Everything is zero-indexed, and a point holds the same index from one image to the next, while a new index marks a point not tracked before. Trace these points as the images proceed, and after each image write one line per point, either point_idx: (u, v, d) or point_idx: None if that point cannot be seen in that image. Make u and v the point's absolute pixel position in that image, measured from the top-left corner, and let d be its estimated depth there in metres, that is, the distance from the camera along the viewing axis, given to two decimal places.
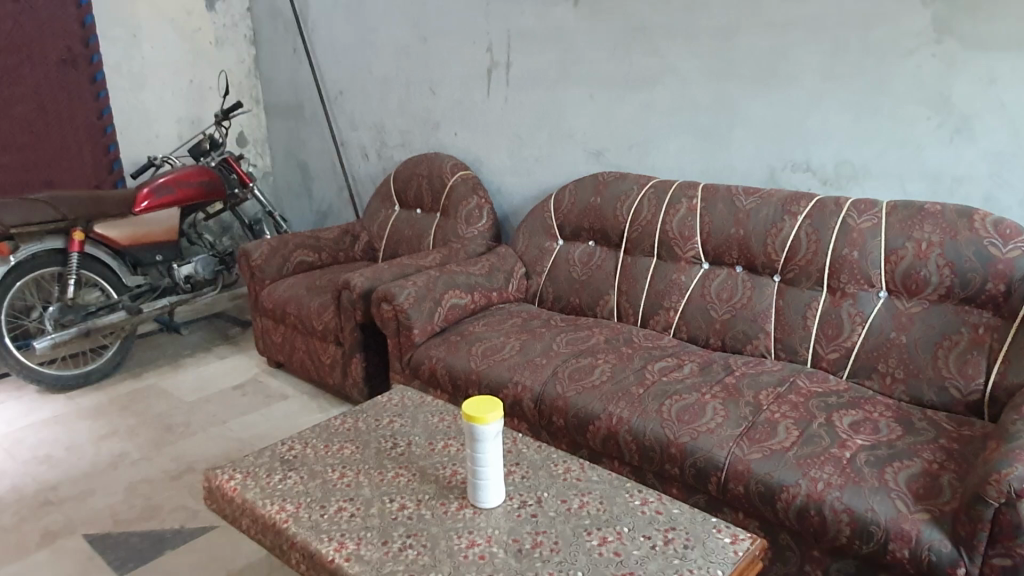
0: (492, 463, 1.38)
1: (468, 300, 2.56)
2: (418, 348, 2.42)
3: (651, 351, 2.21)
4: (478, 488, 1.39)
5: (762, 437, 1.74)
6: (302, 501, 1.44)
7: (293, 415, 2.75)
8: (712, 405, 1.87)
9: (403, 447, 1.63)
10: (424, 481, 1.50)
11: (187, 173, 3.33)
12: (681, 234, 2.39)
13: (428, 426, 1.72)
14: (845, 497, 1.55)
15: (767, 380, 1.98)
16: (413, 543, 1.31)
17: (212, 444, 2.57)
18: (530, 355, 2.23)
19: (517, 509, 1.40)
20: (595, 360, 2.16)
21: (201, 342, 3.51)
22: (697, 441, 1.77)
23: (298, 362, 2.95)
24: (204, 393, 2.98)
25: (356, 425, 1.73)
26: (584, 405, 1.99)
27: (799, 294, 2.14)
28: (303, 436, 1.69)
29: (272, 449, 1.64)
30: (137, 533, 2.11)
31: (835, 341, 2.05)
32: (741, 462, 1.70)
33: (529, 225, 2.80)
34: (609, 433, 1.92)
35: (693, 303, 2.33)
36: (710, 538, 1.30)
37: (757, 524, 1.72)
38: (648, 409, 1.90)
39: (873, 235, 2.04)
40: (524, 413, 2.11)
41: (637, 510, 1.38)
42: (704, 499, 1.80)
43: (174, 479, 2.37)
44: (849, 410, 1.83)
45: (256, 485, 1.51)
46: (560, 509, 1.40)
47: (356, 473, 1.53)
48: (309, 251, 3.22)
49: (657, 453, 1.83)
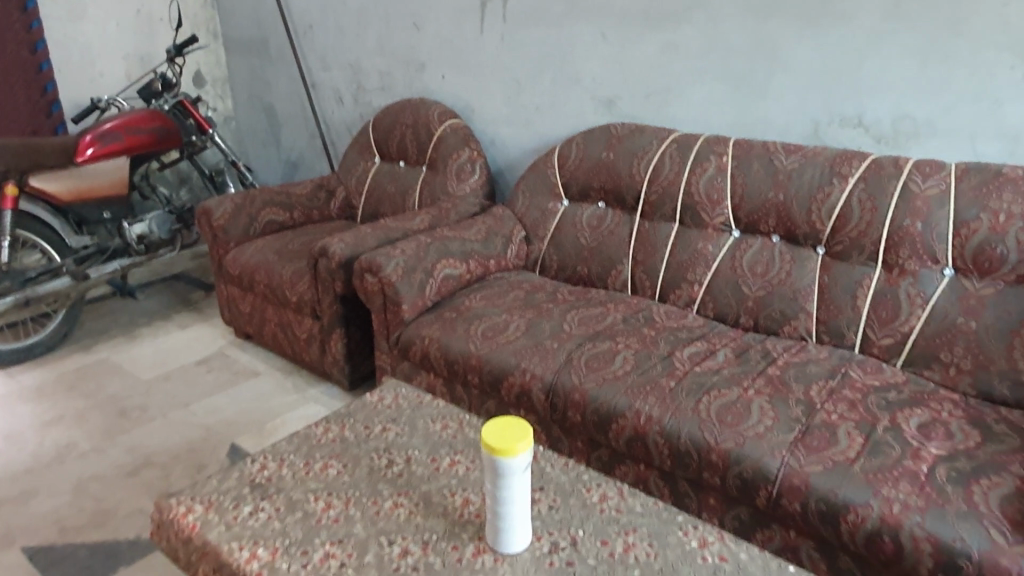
0: (518, 502, 1.10)
1: (462, 270, 2.25)
2: (408, 325, 2.11)
3: (677, 333, 1.94)
4: (500, 530, 1.12)
5: (821, 446, 1.49)
6: (278, 547, 1.16)
7: (266, 396, 2.45)
8: (758, 403, 1.61)
9: (401, 466, 1.34)
10: (429, 515, 1.22)
11: (138, 118, 2.96)
12: (708, 197, 2.10)
13: (429, 435, 1.43)
14: (927, 523, 1.31)
15: (815, 371, 1.72)
16: None
17: (173, 432, 2.26)
18: (539, 337, 1.94)
19: (548, 556, 1.13)
20: (616, 345, 1.88)
21: (158, 308, 3.16)
22: (744, 448, 1.52)
23: (270, 336, 2.64)
24: (162, 369, 2.65)
25: (342, 435, 1.44)
26: (605, 400, 1.71)
27: (848, 271, 1.88)
28: (277, 450, 1.40)
29: (241, 470, 1.35)
30: (85, 545, 1.81)
31: (889, 326, 1.80)
32: (798, 476, 1.45)
33: (529, 183, 2.47)
34: (635, 434, 1.66)
35: (720, 277, 2.06)
36: None
37: (811, 545, 1.48)
38: (682, 408, 1.63)
39: (940, 204, 1.77)
40: (533, 406, 1.84)
41: (696, 557, 1.12)
42: (748, 512, 1.55)
43: (130, 475, 2.07)
44: (914, 410, 1.59)
45: (219, 523, 1.22)
46: (601, 554, 1.13)
47: (345, 504, 1.25)
48: (279, 209, 2.86)
49: (693, 460, 1.58)
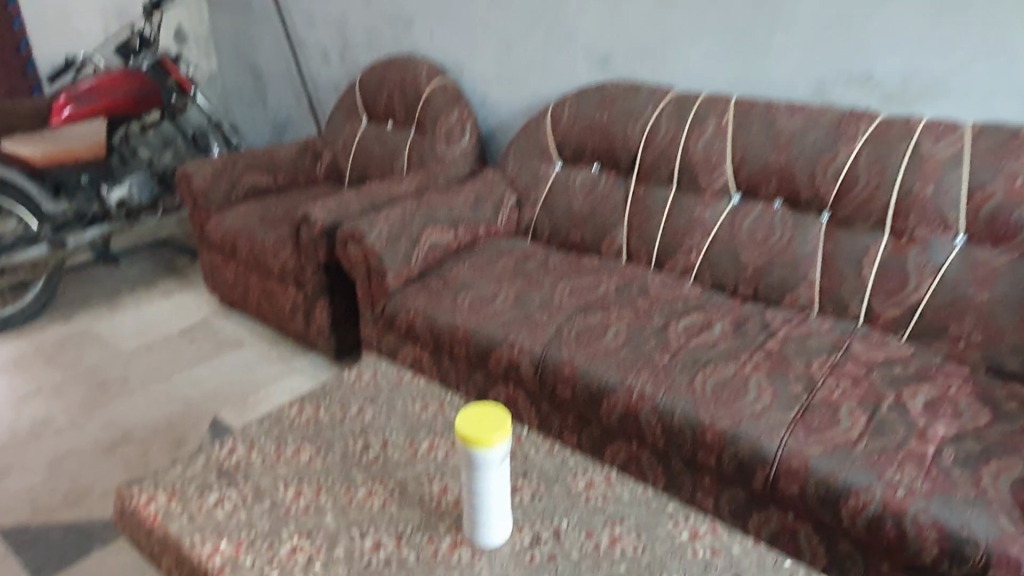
0: (496, 495, 1.03)
1: (450, 237, 2.16)
2: (392, 296, 2.02)
3: (672, 304, 1.85)
4: (478, 524, 1.05)
5: (821, 426, 1.41)
6: (243, 540, 1.09)
7: (251, 367, 2.38)
8: (756, 380, 1.53)
9: (376, 451, 1.27)
10: (404, 504, 1.15)
11: (114, 79, 2.86)
12: (707, 160, 1.99)
13: (408, 416, 1.36)
14: (932, 509, 1.24)
15: (817, 346, 1.64)
16: None
17: (154, 406, 2.20)
18: (528, 309, 1.86)
19: (529, 550, 1.06)
20: (608, 318, 1.79)
21: (142, 276, 3.08)
22: (741, 428, 1.44)
23: (255, 305, 2.56)
24: (145, 339, 2.58)
25: (316, 417, 1.36)
26: (596, 376, 1.64)
27: (854, 238, 1.78)
28: (247, 433, 1.33)
29: (207, 455, 1.27)
30: (60, 526, 1.76)
31: (895, 297, 1.71)
32: (797, 458, 1.38)
33: (520, 145, 2.36)
34: (627, 412, 1.59)
35: (719, 244, 1.96)
36: None
37: (809, 529, 1.41)
38: (676, 384, 1.56)
39: (952, 168, 1.67)
40: (522, 380, 1.76)
41: (686, 552, 1.05)
42: (744, 494, 1.49)
43: (108, 452, 2.01)
44: (919, 386, 1.51)
45: (182, 514, 1.15)
46: (585, 548, 1.06)
47: (316, 492, 1.18)
48: (261, 173, 2.75)
49: (687, 439, 1.50)
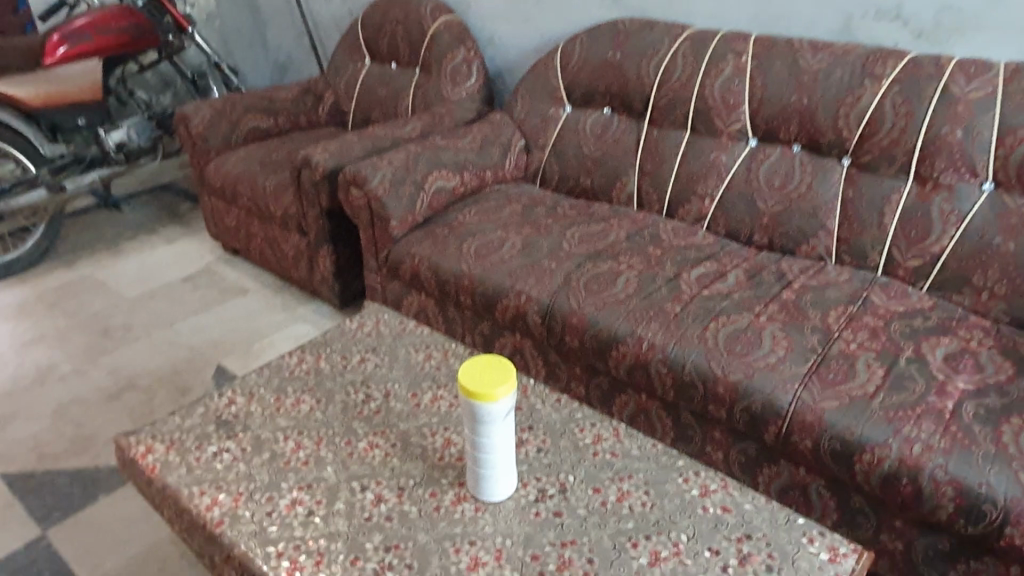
0: (500, 450, 0.99)
1: (456, 183, 2.09)
2: (397, 243, 1.97)
3: (684, 252, 1.80)
4: (481, 478, 1.02)
5: (837, 380, 1.37)
6: (242, 492, 1.07)
7: (255, 315, 2.35)
8: (770, 331, 1.48)
9: (378, 403, 1.24)
10: (406, 457, 1.12)
11: (106, 15, 2.75)
12: (724, 102, 1.91)
13: (411, 366, 1.32)
14: (950, 465, 1.21)
15: (834, 296, 1.58)
16: (394, 563, 0.96)
17: (158, 354, 2.18)
18: (536, 257, 1.80)
19: (534, 505, 1.03)
20: (618, 266, 1.74)
21: (144, 221, 3.03)
22: (754, 381, 1.40)
23: (258, 252, 2.52)
24: (148, 286, 2.55)
25: (317, 367, 1.33)
26: (605, 326, 1.59)
27: (876, 184, 1.71)
28: (246, 383, 1.30)
29: (206, 405, 1.24)
30: (65, 473, 1.75)
31: (918, 246, 1.64)
32: (811, 412, 1.34)
33: (529, 86, 2.27)
34: (637, 363, 1.54)
35: (734, 190, 1.89)
36: (800, 555, 0.95)
37: (822, 483, 1.38)
38: (687, 335, 1.51)
39: (984, 110, 1.59)
40: (529, 330, 1.72)
41: (697, 508, 1.02)
42: (755, 447, 1.46)
43: (112, 399, 2.00)
44: (940, 339, 1.45)
45: (180, 466, 1.12)
46: (593, 503, 1.03)
47: (316, 444, 1.15)
48: (262, 115, 2.68)
49: (698, 391, 1.47)
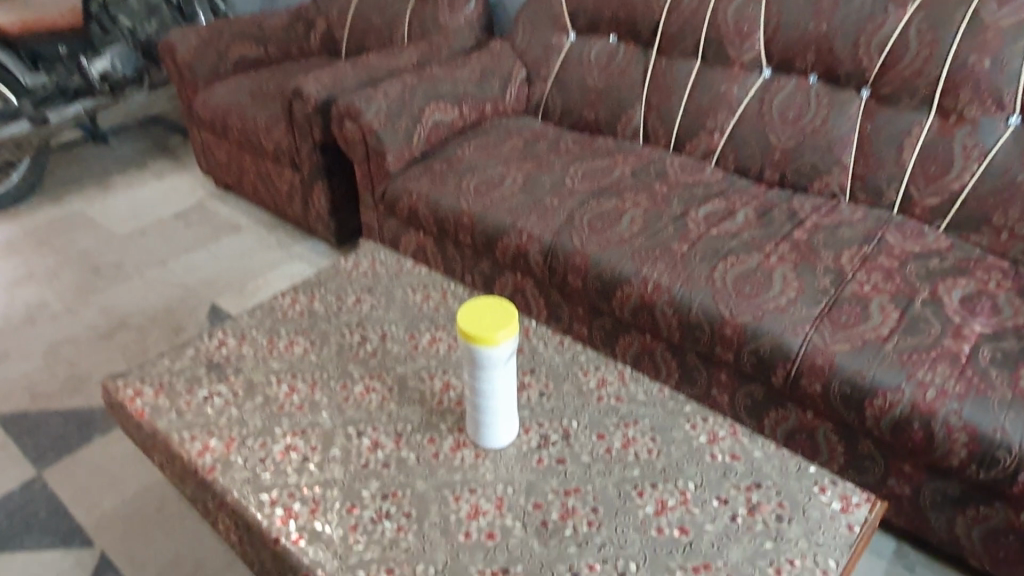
0: (501, 396, 0.95)
1: (454, 116, 2.00)
2: (393, 179, 1.90)
3: (692, 189, 1.73)
4: (482, 425, 0.98)
5: (849, 322, 1.32)
6: (235, 437, 1.03)
7: (248, 253, 2.29)
8: (781, 272, 1.43)
9: (374, 345, 1.19)
10: (403, 402, 1.08)
11: None
12: (738, 30, 1.81)
13: (407, 308, 1.27)
14: (965, 411, 1.17)
15: (848, 236, 1.52)
16: (392, 511, 0.92)
17: (150, 293, 2.13)
18: (538, 194, 1.73)
19: (537, 452, 1.00)
20: (623, 204, 1.67)
21: (133, 156, 2.94)
22: (763, 323, 1.36)
23: (250, 188, 2.44)
24: (138, 223, 2.48)
25: (310, 308, 1.28)
26: (610, 265, 1.54)
27: (895, 118, 1.63)
28: (238, 325, 1.25)
29: (196, 348, 1.20)
30: (59, 413, 1.73)
31: (936, 184, 1.57)
32: (822, 355, 1.30)
33: (531, 13, 2.16)
34: (642, 304, 1.49)
35: (746, 124, 1.80)
36: (811, 504, 0.92)
37: (829, 427, 1.36)
38: (695, 276, 1.46)
39: (1014, 38, 1.50)
40: (530, 269, 1.66)
41: (705, 456, 0.99)
42: (762, 390, 1.42)
43: (105, 338, 1.96)
44: (957, 280, 1.40)
45: (170, 410, 1.08)
46: (597, 450, 1.00)
47: (311, 388, 1.11)
48: (251, 44, 2.56)
49: (705, 333, 1.42)
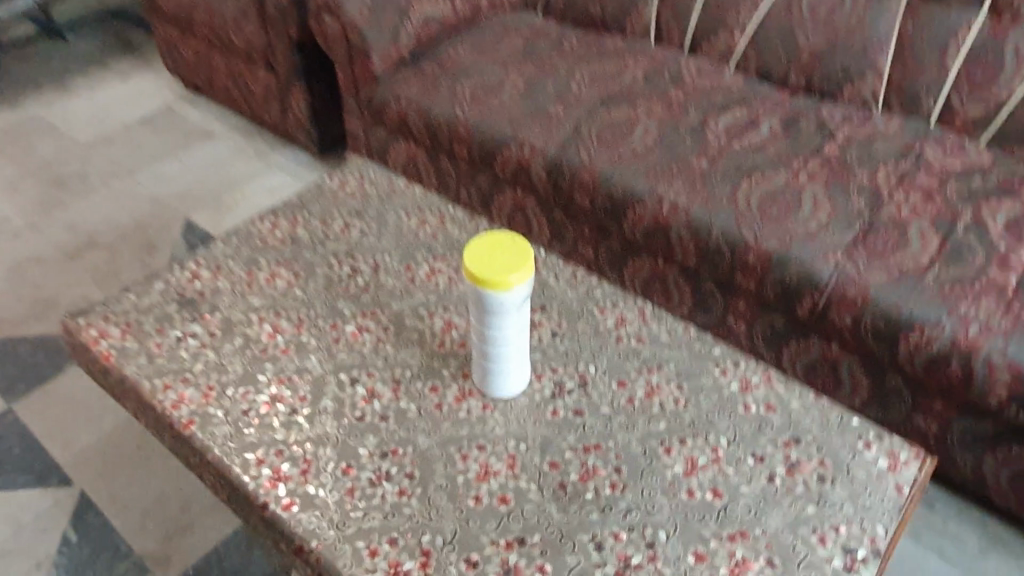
0: (513, 342, 0.84)
1: (446, 10, 1.80)
2: (379, 82, 1.71)
3: (711, 96, 1.56)
4: (492, 374, 0.87)
5: (886, 250, 1.21)
6: (213, 386, 0.93)
7: (223, 163, 2.12)
8: (812, 191, 1.30)
9: (365, 278, 1.07)
10: (401, 345, 0.97)
11: None
12: None
13: (401, 234, 1.14)
14: (1010, 349, 1.09)
15: (883, 150, 1.38)
16: (393, 473, 0.83)
17: (119, 207, 1.97)
18: (541, 100, 1.57)
19: (551, 403, 0.90)
20: (635, 113, 1.51)
21: (93, 52, 2.69)
22: (790, 250, 1.24)
23: (223, 90, 2.24)
24: (102, 128, 2.28)
25: (292, 234, 1.14)
26: (621, 183, 1.40)
27: (941, 17, 1.47)
28: (211, 253, 1.11)
29: (165, 281, 1.07)
30: (27, 340, 1.61)
31: (982, 92, 1.43)
32: (855, 286, 1.19)
33: None
34: (656, 226, 1.37)
35: (772, 22, 1.62)
36: (855, 463, 0.84)
37: (855, 361, 1.27)
38: (716, 196, 1.33)
39: None
40: (533, 185, 1.52)
41: (737, 407, 0.89)
42: (784, 321, 1.33)
43: (72, 258, 1.81)
44: (1002, 202, 1.28)
45: (139, 354, 0.97)
46: (618, 401, 0.90)
47: (296, 328, 1.00)
48: None
49: (725, 260, 1.30)
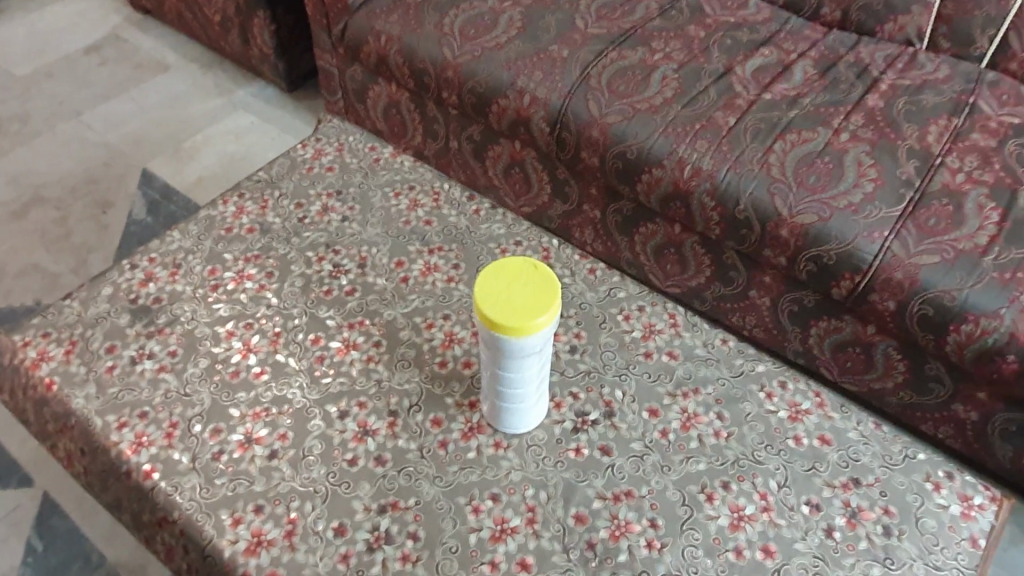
0: (533, 381, 0.71)
1: None
2: (354, 13, 1.49)
3: (735, 33, 1.38)
4: (507, 413, 0.75)
5: (940, 226, 1.06)
6: (177, 421, 0.79)
7: (182, 101, 1.90)
8: (855, 154, 1.15)
9: (350, 277, 0.92)
10: (396, 364, 0.84)
11: None
12: None
13: (390, 220, 0.99)
14: None
15: (933, 102, 1.22)
16: (394, 533, 0.71)
17: (67, 156, 1.76)
18: (542, 39, 1.37)
19: (573, 438, 0.78)
20: (651, 56, 1.33)
21: None
22: (830, 225, 1.09)
23: (176, 15, 1.99)
24: (42, 59, 2.03)
25: (262, 222, 0.99)
26: (636, 142, 1.22)
27: None
28: (168, 248, 0.96)
29: (114, 285, 0.92)
30: None
31: None
32: (903, 269, 1.05)
33: None
34: (675, 192, 1.20)
35: None
36: (924, 509, 0.73)
37: (892, 345, 1.14)
38: (745, 159, 1.16)
39: None
40: (533, 139, 1.34)
41: (787, 441, 0.78)
42: (815, 298, 1.19)
43: (18, 217, 1.62)
44: None
45: (87, 382, 0.83)
46: (650, 435, 0.78)
47: (272, 344, 0.85)
48: None
49: (754, 232, 1.15)
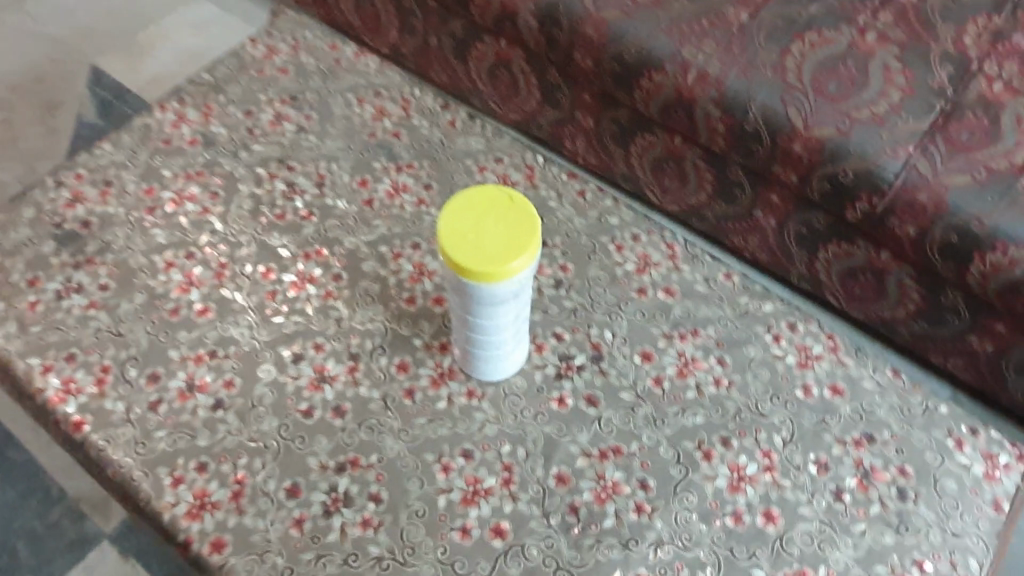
0: (508, 327, 0.62)
1: None
2: None
3: None
4: (481, 360, 0.66)
5: (971, 143, 0.93)
6: (110, 366, 0.70)
7: None
8: (880, 58, 0.99)
9: (307, 199, 0.81)
10: (357, 301, 0.74)
11: None
12: None
13: (352, 132, 0.87)
14: None
15: None
16: (354, 494, 0.64)
17: (11, 52, 1.59)
18: None
19: (555, 387, 0.69)
20: None
21: None
22: (850, 139, 0.95)
23: None
24: None
25: (206, 132, 0.86)
26: (636, 40, 1.03)
27: None
28: (98, 162, 0.83)
29: (36, 205, 0.80)
30: None
31: None
32: (929, 190, 0.91)
33: None
34: (677, 98, 1.03)
35: None
36: (943, 468, 0.66)
37: (908, 273, 1.01)
38: (758, 62, 1.00)
39: None
40: (515, 34, 1.13)
41: (795, 392, 0.70)
42: (828, 221, 1.03)
43: None
44: None
45: (7, 320, 0.72)
46: (642, 383, 0.70)
47: (217, 278, 0.75)
48: None
49: (764, 145, 1.00)
